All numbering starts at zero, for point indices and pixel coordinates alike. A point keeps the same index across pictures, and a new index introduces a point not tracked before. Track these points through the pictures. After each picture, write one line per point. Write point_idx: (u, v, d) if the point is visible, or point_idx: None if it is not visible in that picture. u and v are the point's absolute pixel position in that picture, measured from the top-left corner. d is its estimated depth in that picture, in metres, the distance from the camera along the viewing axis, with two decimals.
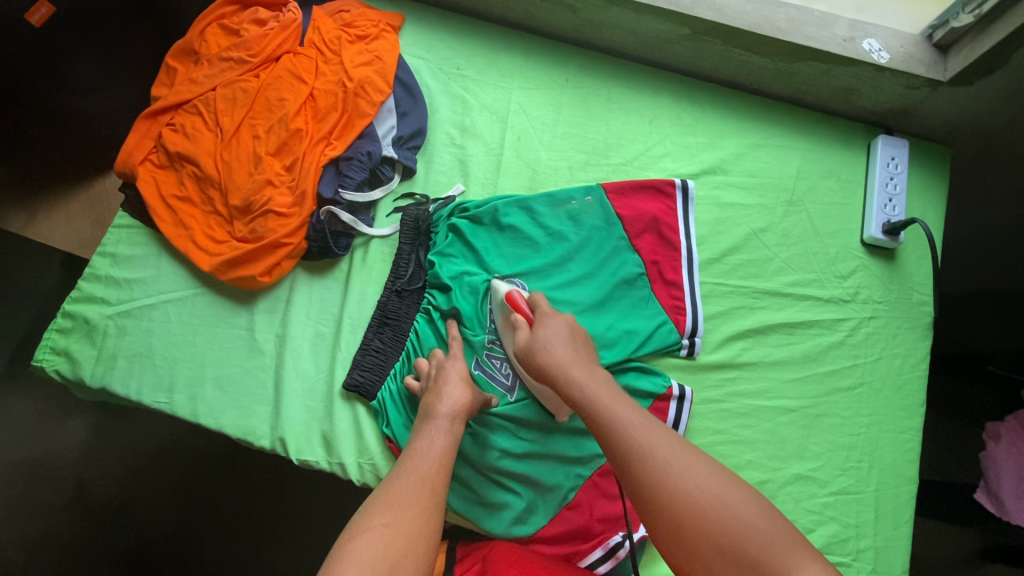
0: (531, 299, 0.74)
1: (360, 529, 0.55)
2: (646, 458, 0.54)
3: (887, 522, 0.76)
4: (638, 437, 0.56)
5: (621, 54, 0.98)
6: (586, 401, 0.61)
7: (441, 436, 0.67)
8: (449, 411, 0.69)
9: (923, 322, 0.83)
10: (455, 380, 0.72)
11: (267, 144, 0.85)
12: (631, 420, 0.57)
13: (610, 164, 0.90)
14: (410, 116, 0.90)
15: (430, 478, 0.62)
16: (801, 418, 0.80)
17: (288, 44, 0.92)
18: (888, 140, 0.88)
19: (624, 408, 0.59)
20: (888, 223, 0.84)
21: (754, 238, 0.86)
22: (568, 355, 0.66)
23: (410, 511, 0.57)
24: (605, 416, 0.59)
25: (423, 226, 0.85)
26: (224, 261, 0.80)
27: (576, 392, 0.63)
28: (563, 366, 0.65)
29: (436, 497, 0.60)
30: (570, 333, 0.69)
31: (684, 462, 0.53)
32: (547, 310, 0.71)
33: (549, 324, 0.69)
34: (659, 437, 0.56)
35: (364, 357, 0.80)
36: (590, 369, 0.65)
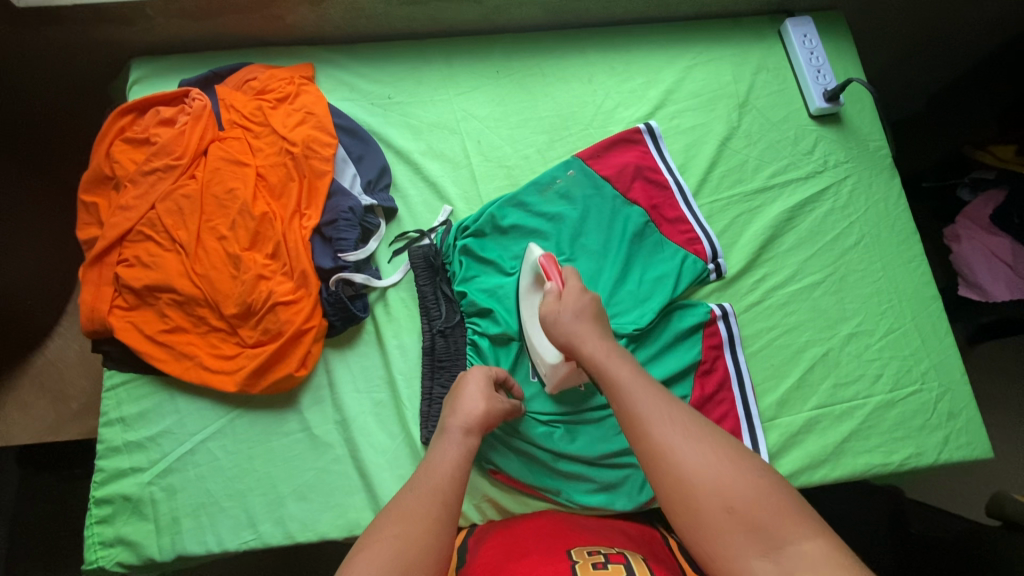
0: (557, 268, 0.69)
1: (368, 540, 0.51)
2: (655, 437, 0.52)
3: (933, 340, 0.85)
4: (648, 412, 0.53)
5: (534, 28, 0.99)
6: (604, 373, 0.58)
7: (457, 450, 0.61)
8: (462, 423, 0.63)
9: (885, 164, 0.93)
10: (474, 390, 0.67)
11: (238, 239, 0.80)
12: (645, 396, 0.54)
13: (572, 132, 0.92)
14: (366, 158, 0.87)
15: (439, 486, 0.57)
16: (829, 286, 0.87)
17: (210, 132, 0.85)
18: (794, 22, 0.97)
19: (642, 381, 0.56)
20: (827, 92, 0.92)
21: (725, 149, 0.92)
22: (591, 326, 0.62)
23: (420, 526, 0.52)
24: (619, 390, 0.56)
25: (436, 260, 0.83)
26: (250, 372, 0.75)
27: (594, 362, 0.59)
28: (581, 339, 0.61)
29: (448, 509, 0.55)
30: (596, 309, 0.63)
31: (696, 445, 0.51)
32: (576, 285, 0.66)
33: (577, 299, 0.64)
34: (677, 416, 0.53)
35: (432, 408, 0.77)
36: (611, 340, 0.61)
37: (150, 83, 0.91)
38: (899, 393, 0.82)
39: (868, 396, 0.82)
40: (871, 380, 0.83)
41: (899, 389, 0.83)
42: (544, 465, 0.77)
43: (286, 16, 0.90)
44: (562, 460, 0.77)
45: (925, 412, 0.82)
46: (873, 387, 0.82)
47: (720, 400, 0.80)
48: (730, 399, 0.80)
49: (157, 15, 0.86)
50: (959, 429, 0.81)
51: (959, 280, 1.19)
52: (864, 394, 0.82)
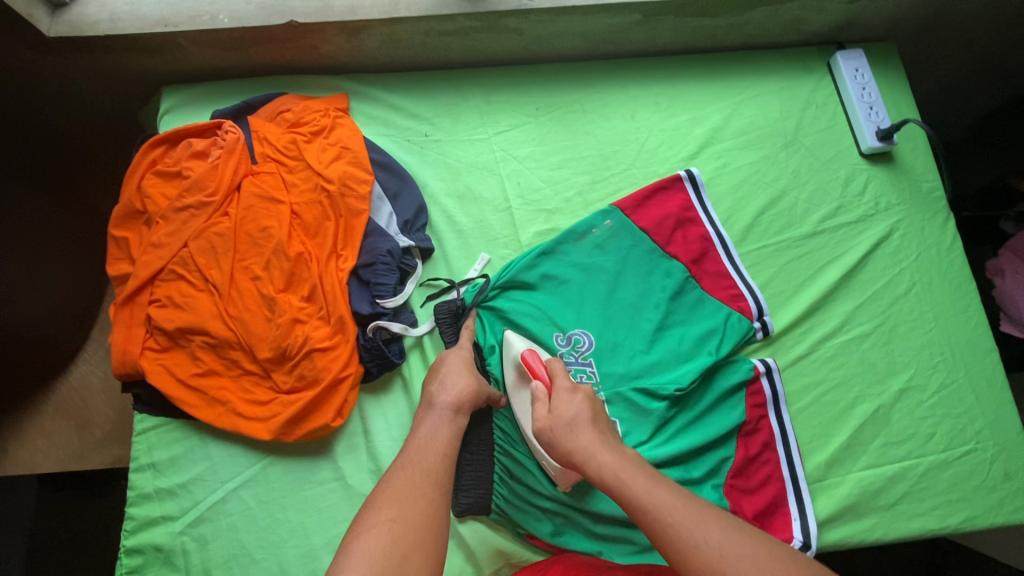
0: (541, 362, 0.71)
1: (365, 526, 0.54)
2: (696, 556, 0.52)
3: (987, 396, 0.82)
4: (688, 532, 0.53)
5: (574, 57, 0.96)
6: (626, 494, 0.57)
7: (443, 426, 0.66)
8: (450, 401, 0.68)
9: (938, 207, 0.90)
10: (456, 363, 0.72)
11: (272, 281, 0.78)
12: (682, 516, 0.54)
13: (614, 170, 0.90)
14: (402, 195, 0.85)
15: (427, 463, 0.62)
16: (880, 337, 0.83)
17: (243, 167, 0.83)
18: (846, 55, 0.93)
19: (663, 493, 0.56)
20: (880, 131, 0.89)
21: (771, 190, 0.89)
22: (597, 437, 0.62)
23: (414, 507, 0.56)
24: (645, 510, 0.55)
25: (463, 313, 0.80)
26: (285, 421, 0.73)
27: (613, 483, 0.58)
28: (589, 456, 0.61)
29: (441, 489, 0.59)
30: (592, 414, 0.65)
31: (734, 552, 0.52)
32: (566, 385, 0.67)
33: (569, 403, 0.65)
34: (709, 524, 0.54)
35: (459, 475, 0.76)
36: (620, 452, 0.61)
37: (182, 113, 0.89)
38: (952, 453, 0.79)
39: (920, 455, 0.79)
40: (923, 439, 0.80)
41: (953, 449, 0.79)
42: (582, 527, 0.75)
43: (321, 46, 0.87)
44: (599, 521, 0.75)
45: (980, 474, 0.79)
46: (926, 445, 0.79)
47: (764, 461, 0.77)
48: (776, 460, 0.77)
49: (190, 45, 0.84)
50: (1014, 492, 0.78)
51: (1003, 316, 1.13)
52: (916, 453, 0.79)
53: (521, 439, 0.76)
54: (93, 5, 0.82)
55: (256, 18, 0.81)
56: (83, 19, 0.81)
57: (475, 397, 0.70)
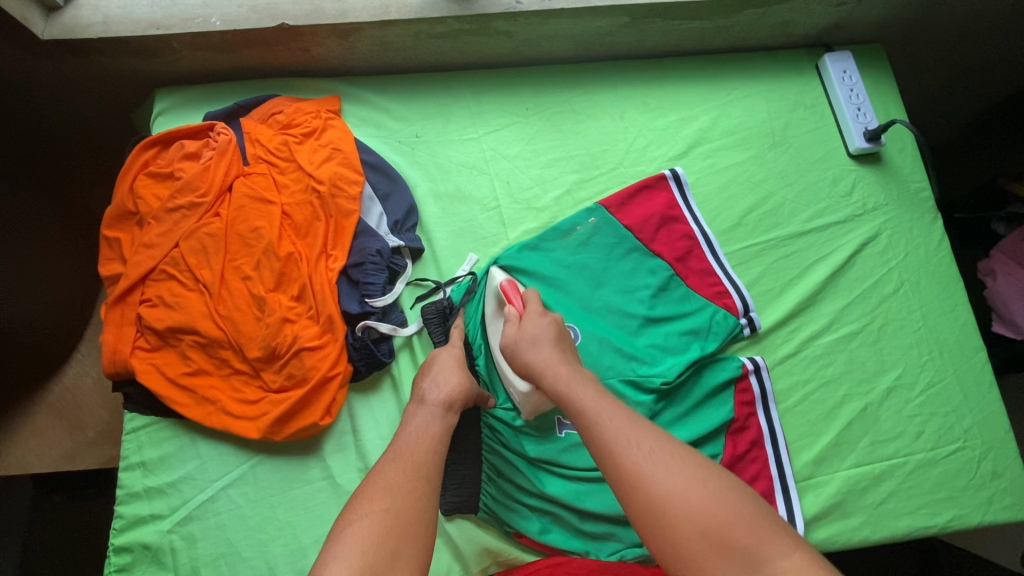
0: (518, 293, 0.73)
1: (354, 516, 0.50)
2: (619, 458, 0.49)
3: (976, 395, 0.82)
4: (610, 430, 0.51)
5: (564, 60, 0.97)
6: (571, 400, 0.56)
7: (434, 421, 0.64)
8: (442, 397, 0.66)
9: (926, 207, 0.90)
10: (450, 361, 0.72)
11: (262, 280, 0.78)
12: (611, 414, 0.53)
13: (603, 170, 0.91)
14: (393, 196, 0.86)
15: (417, 456, 0.58)
16: (868, 336, 0.84)
17: (235, 168, 0.84)
18: (833, 57, 0.94)
19: (609, 407, 0.54)
20: (868, 131, 0.89)
21: (759, 191, 0.90)
22: (555, 354, 0.63)
23: (404, 502, 0.52)
24: (584, 415, 0.54)
25: (451, 313, 0.80)
26: (274, 420, 0.73)
27: (561, 388, 0.58)
28: (544, 367, 0.61)
29: (433, 481, 0.56)
30: (556, 332, 0.66)
31: (652, 451, 0.49)
32: (536, 308, 0.69)
33: (536, 322, 0.66)
34: (646, 438, 0.50)
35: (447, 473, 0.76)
36: (576, 367, 0.61)
37: (174, 114, 0.89)
38: (940, 451, 0.79)
39: (908, 453, 0.79)
40: (911, 437, 0.80)
41: (941, 447, 0.79)
42: (569, 525, 0.75)
43: (313, 49, 0.88)
44: (587, 519, 0.75)
45: (968, 472, 0.79)
46: (914, 444, 0.79)
47: (752, 458, 0.77)
48: (764, 458, 0.77)
49: (182, 47, 0.85)
50: (1003, 490, 0.78)
51: (993, 316, 1.13)
52: (904, 451, 0.79)
53: (509, 437, 0.77)
54: (86, 8, 0.83)
55: (247, 21, 0.82)
56: (76, 22, 0.81)
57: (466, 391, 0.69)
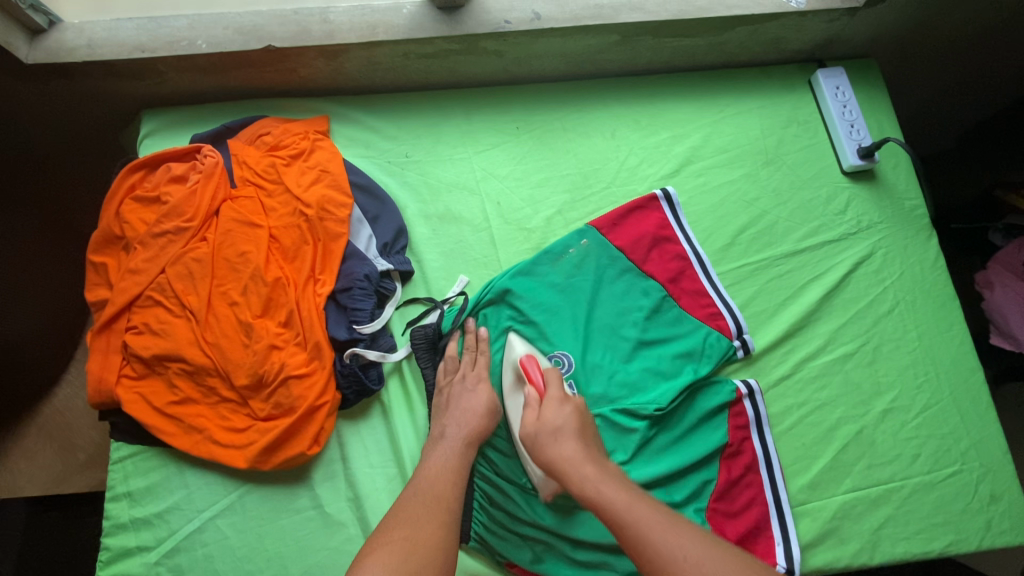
0: (539, 369, 0.73)
1: (380, 541, 0.55)
2: (673, 573, 0.50)
3: (973, 417, 0.81)
4: (653, 534, 0.53)
5: (555, 78, 0.96)
6: (605, 506, 0.57)
7: (453, 458, 0.68)
8: (461, 434, 0.70)
9: (921, 225, 0.89)
10: (477, 399, 0.73)
11: (250, 306, 0.77)
12: (649, 518, 0.55)
13: (595, 190, 0.90)
14: (382, 218, 0.85)
15: (438, 490, 0.63)
16: (863, 357, 0.83)
17: (222, 191, 0.83)
18: (826, 73, 0.93)
19: (643, 509, 0.56)
20: (861, 149, 0.88)
21: (752, 209, 0.89)
22: (580, 449, 0.64)
23: (426, 529, 0.58)
24: (624, 520, 0.55)
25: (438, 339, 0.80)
26: (261, 449, 0.72)
27: (592, 493, 0.59)
28: (569, 466, 0.62)
29: (451, 513, 0.61)
30: (579, 423, 0.67)
31: (692, 545, 0.52)
32: (557, 393, 0.69)
33: (557, 410, 0.67)
34: (689, 541, 0.53)
35: None
36: (603, 466, 0.62)
37: (161, 137, 0.89)
38: (937, 475, 0.78)
39: (904, 477, 0.78)
40: (907, 461, 0.79)
41: (938, 470, 0.79)
42: (563, 554, 0.74)
43: (301, 70, 0.87)
44: (581, 547, 0.74)
45: (966, 496, 0.78)
46: (911, 467, 0.79)
47: (747, 484, 0.76)
48: (759, 483, 0.76)
49: (169, 70, 0.84)
50: (1001, 514, 0.77)
51: (991, 328, 1.12)
52: (901, 475, 0.78)
53: (502, 465, 0.76)
54: (71, 31, 0.82)
55: (234, 43, 0.81)
56: (61, 45, 0.81)
57: (485, 423, 0.72)
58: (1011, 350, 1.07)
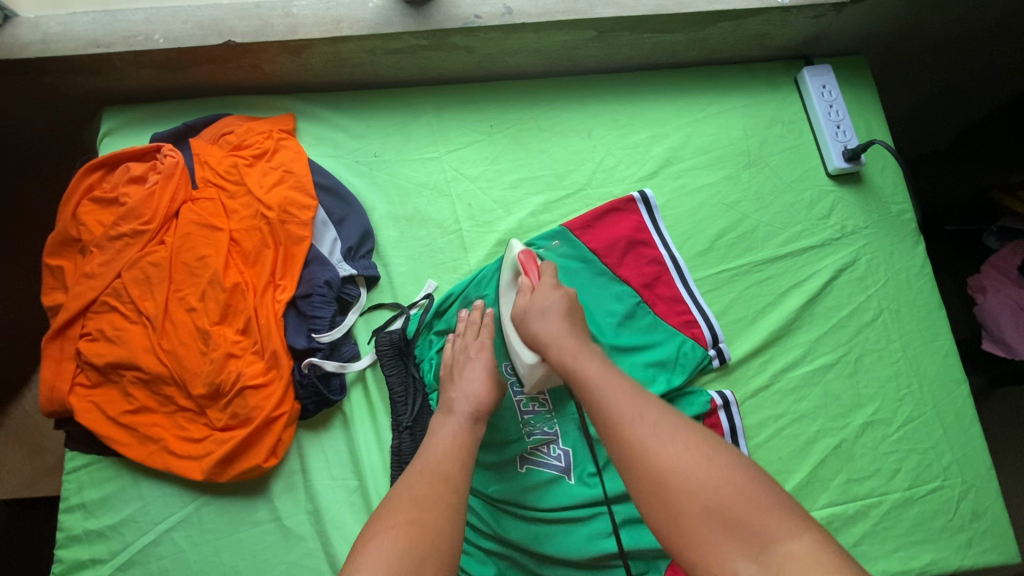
0: (535, 264, 0.72)
1: (384, 526, 0.53)
2: (630, 435, 0.52)
3: (956, 431, 0.78)
4: (617, 407, 0.55)
5: (531, 74, 0.93)
6: (575, 369, 0.60)
7: (460, 433, 0.65)
8: (469, 409, 0.67)
9: (908, 230, 0.86)
10: (480, 370, 0.70)
11: (208, 313, 0.75)
12: (615, 389, 0.56)
13: (569, 191, 0.87)
14: (348, 220, 0.82)
15: (443, 467, 0.60)
16: (844, 368, 0.80)
17: (181, 193, 0.80)
18: (812, 71, 0.89)
19: (615, 381, 0.57)
20: (847, 151, 0.85)
21: (732, 213, 0.86)
22: (562, 326, 0.64)
23: (434, 509, 0.55)
24: (592, 390, 0.57)
25: (405, 345, 0.77)
26: (217, 461, 0.70)
27: (566, 364, 0.61)
28: (550, 339, 0.64)
29: (458, 491, 0.58)
30: (568, 306, 0.66)
31: (666, 436, 0.52)
32: (551, 282, 0.69)
33: (548, 295, 0.67)
34: (652, 411, 0.54)
35: None
36: (583, 340, 0.63)
37: (122, 135, 0.86)
38: (917, 491, 0.76)
39: (883, 493, 0.76)
40: (887, 476, 0.76)
41: (919, 486, 0.76)
42: (528, 570, 0.72)
43: (264, 66, 0.84)
44: (547, 563, 0.72)
45: (947, 513, 0.75)
46: (890, 483, 0.76)
47: None
48: None
49: (127, 65, 0.81)
50: (983, 531, 0.75)
51: (983, 333, 1.08)
52: (880, 491, 0.76)
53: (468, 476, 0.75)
54: (25, 26, 0.79)
55: (193, 38, 0.78)
56: (14, 40, 0.78)
57: (490, 394, 0.69)
58: (1003, 356, 1.04)
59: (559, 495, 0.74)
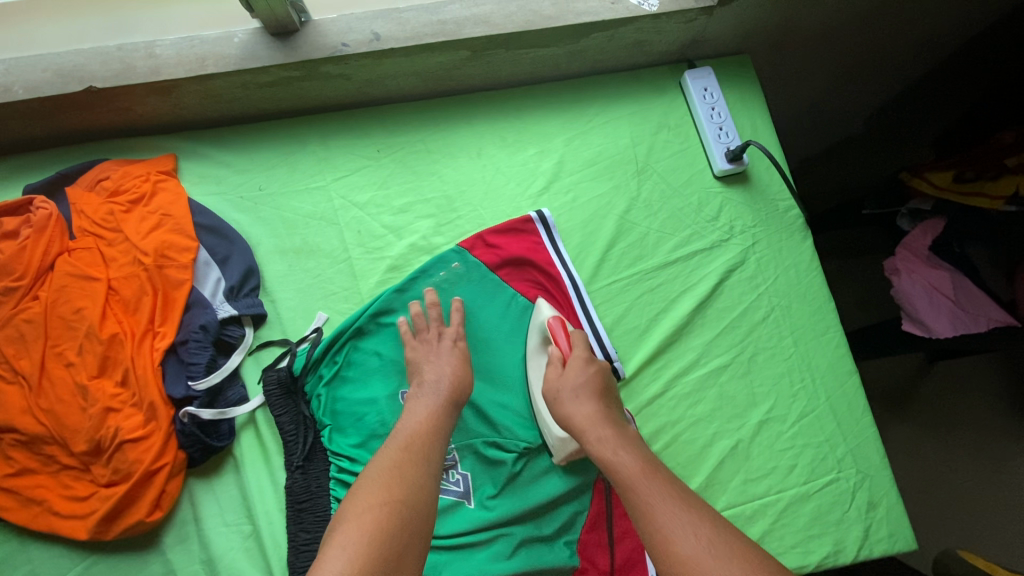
0: (564, 332, 0.76)
1: (370, 474, 0.59)
2: (676, 547, 0.51)
3: (850, 423, 0.80)
4: (663, 518, 0.53)
5: (418, 95, 0.92)
6: (612, 464, 0.61)
7: (438, 413, 0.67)
8: (445, 391, 0.69)
9: (796, 226, 0.87)
10: (450, 360, 0.72)
11: (86, 366, 0.73)
12: (649, 488, 0.57)
13: (460, 212, 0.86)
14: (232, 259, 0.81)
15: (417, 447, 0.62)
16: (738, 368, 0.81)
17: (57, 244, 0.78)
18: (694, 75, 0.90)
19: (655, 479, 0.58)
20: (729, 152, 0.86)
21: (622, 222, 0.86)
22: (596, 412, 0.67)
23: (412, 460, 0.61)
24: (631, 487, 0.58)
25: (293, 384, 0.77)
26: (100, 519, 0.69)
27: (607, 455, 0.62)
28: (588, 426, 0.66)
29: (433, 447, 0.63)
30: (600, 386, 0.70)
31: (718, 553, 0.49)
32: (581, 355, 0.72)
33: (580, 373, 0.70)
34: (701, 524, 0.52)
35: (299, 558, 0.69)
36: (620, 429, 0.65)
37: None
38: (813, 486, 0.77)
39: (780, 490, 0.76)
40: (784, 472, 0.77)
41: (814, 480, 0.77)
42: None
43: (136, 108, 0.83)
44: None
45: (843, 504, 0.76)
46: (786, 479, 0.77)
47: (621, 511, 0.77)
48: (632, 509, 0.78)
49: None
50: (879, 520, 0.76)
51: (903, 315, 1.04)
52: (776, 489, 0.77)
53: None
54: None
55: (53, 86, 0.77)
56: None
57: (462, 381, 0.71)
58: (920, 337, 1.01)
59: (459, 519, 0.74)
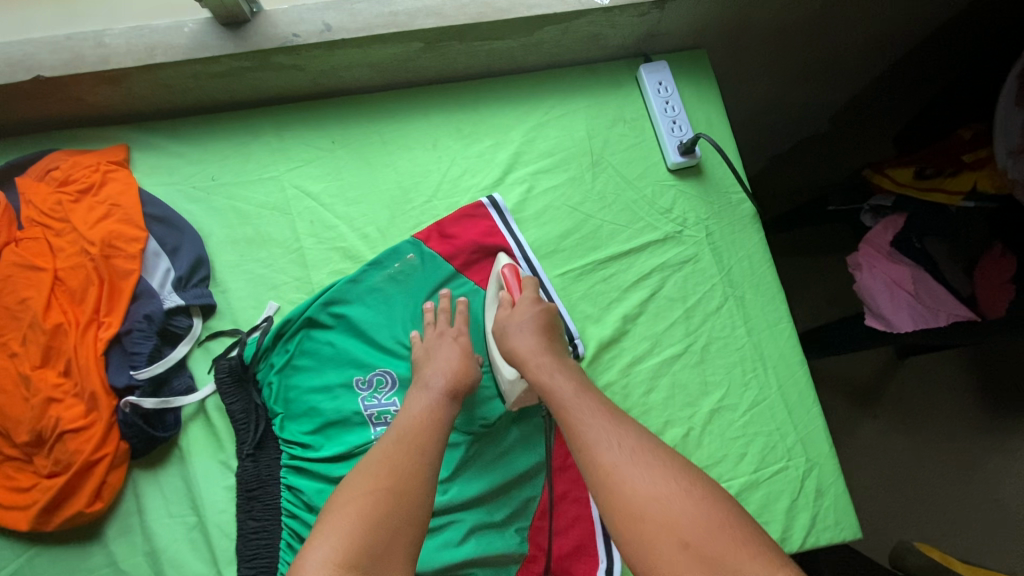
0: (518, 279, 0.77)
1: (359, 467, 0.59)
2: (600, 457, 0.53)
3: (800, 411, 0.81)
4: (590, 430, 0.56)
5: (374, 87, 0.92)
6: (550, 389, 0.63)
7: (435, 405, 0.66)
8: (444, 386, 0.68)
9: (749, 218, 0.88)
10: (450, 352, 0.73)
11: (29, 357, 0.71)
12: (581, 407, 0.59)
13: (415, 203, 0.86)
14: (182, 249, 0.81)
15: (410, 438, 0.62)
16: (690, 358, 0.81)
17: (3, 235, 0.77)
18: (649, 68, 0.91)
19: (588, 399, 0.60)
20: (681, 145, 0.87)
21: (576, 214, 0.86)
22: (538, 343, 0.68)
23: (402, 449, 0.60)
24: (567, 408, 0.60)
25: (244, 371, 0.77)
26: (43, 509, 0.68)
27: (544, 379, 0.64)
28: (529, 358, 0.67)
29: (429, 437, 0.62)
30: (545, 321, 0.71)
31: (640, 464, 0.52)
32: (530, 296, 0.74)
33: (528, 310, 0.72)
34: (628, 437, 0.55)
35: (247, 546, 0.70)
36: (559, 357, 0.67)
37: None
38: (763, 474, 0.77)
39: (730, 478, 0.77)
40: (734, 461, 0.78)
41: (764, 468, 0.78)
42: None
43: (86, 98, 0.82)
44: None
45: (792, 492, 0.77)
46: (736, 468, 0.77)
47: (573, 500, 0.78)
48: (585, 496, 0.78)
49: None
50: (827, 508, 0.77)
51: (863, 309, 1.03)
52: (726, 477, 0.77)
53: (312, 497, 0.71)
54: None
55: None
56: None
57: (464, 373, 0.71)
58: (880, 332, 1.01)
59: None
